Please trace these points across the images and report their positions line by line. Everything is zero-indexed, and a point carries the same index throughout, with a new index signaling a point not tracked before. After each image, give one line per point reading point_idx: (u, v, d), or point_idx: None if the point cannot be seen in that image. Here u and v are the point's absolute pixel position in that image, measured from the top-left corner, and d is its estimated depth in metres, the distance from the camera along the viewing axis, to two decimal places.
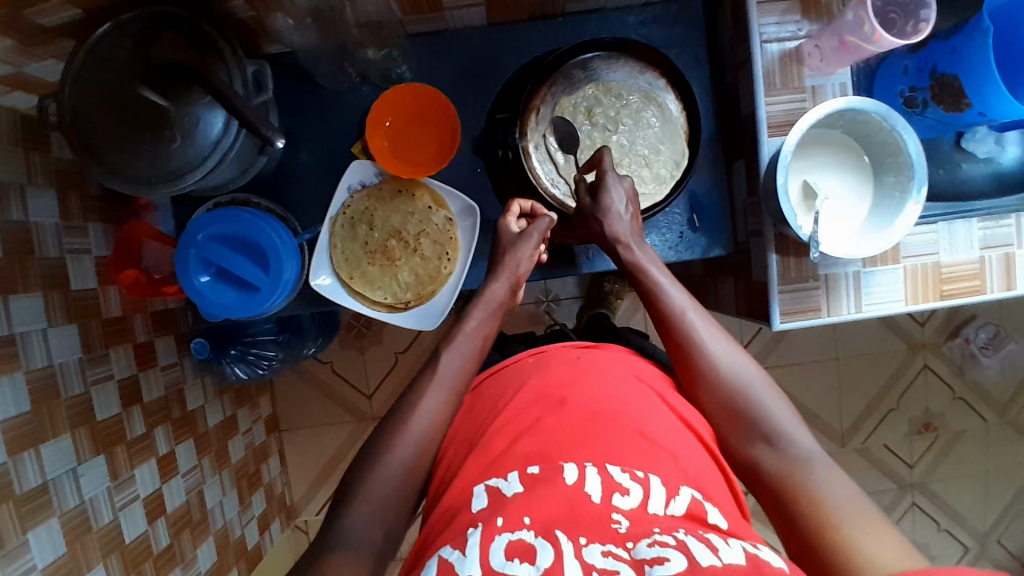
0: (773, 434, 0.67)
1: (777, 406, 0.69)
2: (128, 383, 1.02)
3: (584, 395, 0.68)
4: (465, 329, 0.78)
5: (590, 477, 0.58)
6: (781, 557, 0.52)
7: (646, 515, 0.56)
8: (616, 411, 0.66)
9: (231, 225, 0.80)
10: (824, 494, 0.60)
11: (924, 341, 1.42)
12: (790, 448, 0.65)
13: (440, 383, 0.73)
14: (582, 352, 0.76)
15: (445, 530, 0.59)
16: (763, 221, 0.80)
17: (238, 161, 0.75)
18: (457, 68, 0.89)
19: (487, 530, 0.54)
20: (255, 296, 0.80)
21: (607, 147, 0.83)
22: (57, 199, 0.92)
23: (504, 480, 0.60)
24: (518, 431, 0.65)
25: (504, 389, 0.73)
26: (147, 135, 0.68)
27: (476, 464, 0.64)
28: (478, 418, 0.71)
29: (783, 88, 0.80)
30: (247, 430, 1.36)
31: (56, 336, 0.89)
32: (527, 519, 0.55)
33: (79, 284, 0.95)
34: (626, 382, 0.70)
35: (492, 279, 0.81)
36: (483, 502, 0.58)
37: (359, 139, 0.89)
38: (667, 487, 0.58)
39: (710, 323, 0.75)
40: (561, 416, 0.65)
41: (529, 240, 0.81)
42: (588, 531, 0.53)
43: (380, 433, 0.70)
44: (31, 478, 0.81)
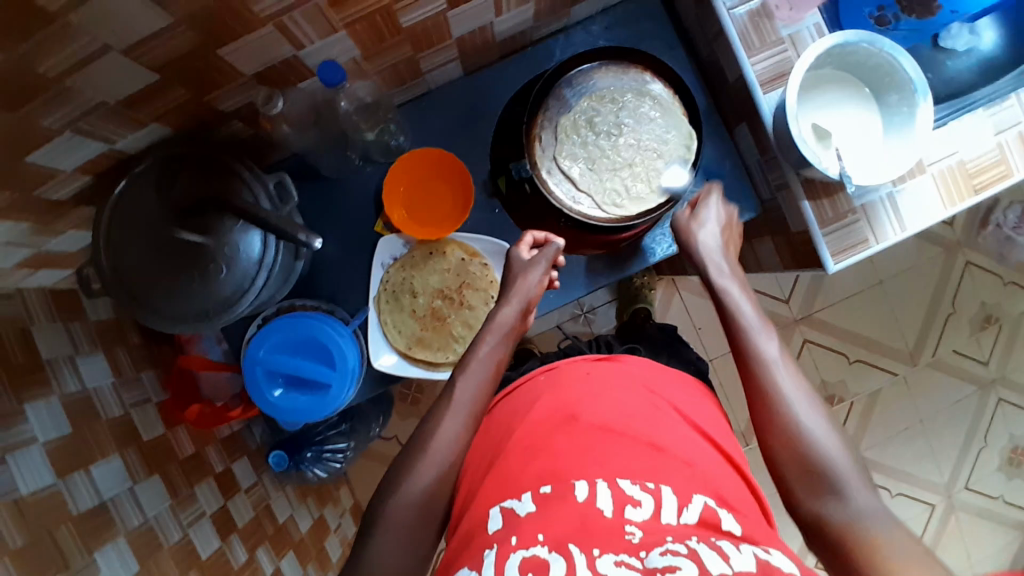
0: (842, 485, 0.60)
1: (847, 462, 0.62)
2: (219, 514, 1.02)
3: (596, 411, 0.70)
4: (478, 354, 0.77)
5: (601, 492, 0.60)
6: (792, 562, 0.53)
7: (660, 525, 0.57)
8: (629, 425, 0.68)
9: (286, 334, 0.82)
10: (892, 556, 0.54)
11: (957, 240, 1.41)
12: (856, 499, 0.59)
13: (458, 406, 0.72)
14: (591, 365, 0.78)
15: (464, 552, 0.61)
16: (786, 174, 0.82)
17: (281, 276, 0.77)
18: (449, 121, 0.91)
19: (502, 549, 0.56)
20: (328, 394, 0.81)
21: (616, 150, 0.84)
22: (105, 358, 0.93)
23: (517, 499, 0.62)
24: (530, 453, 0.67)
25: (517, 407, 0.76)
26: (195, 274, 0.70)
27: (494, 485, 0.65)
28: (492, 442, 0.74)
29: (762, 45, 0.81)
30: (338, 526, 1.35)
31: (143, 491, 0.89)
32: (540, 536, 0.56)
33: (150, 432, 0.96)
34: (634, 395, 0.73)
35: (501, 303, 0.81)
36: (498, 523, 0.60)
37: (378, 216, 0.90)
38: (679, 497, 0.60)
39: (789, 364, 0.69)
40: (572, 434, 0.67)
41: (540, 265, 0.82)
42: (602, 543, 0.54)
43: (407, 449, 0.70)
44: None
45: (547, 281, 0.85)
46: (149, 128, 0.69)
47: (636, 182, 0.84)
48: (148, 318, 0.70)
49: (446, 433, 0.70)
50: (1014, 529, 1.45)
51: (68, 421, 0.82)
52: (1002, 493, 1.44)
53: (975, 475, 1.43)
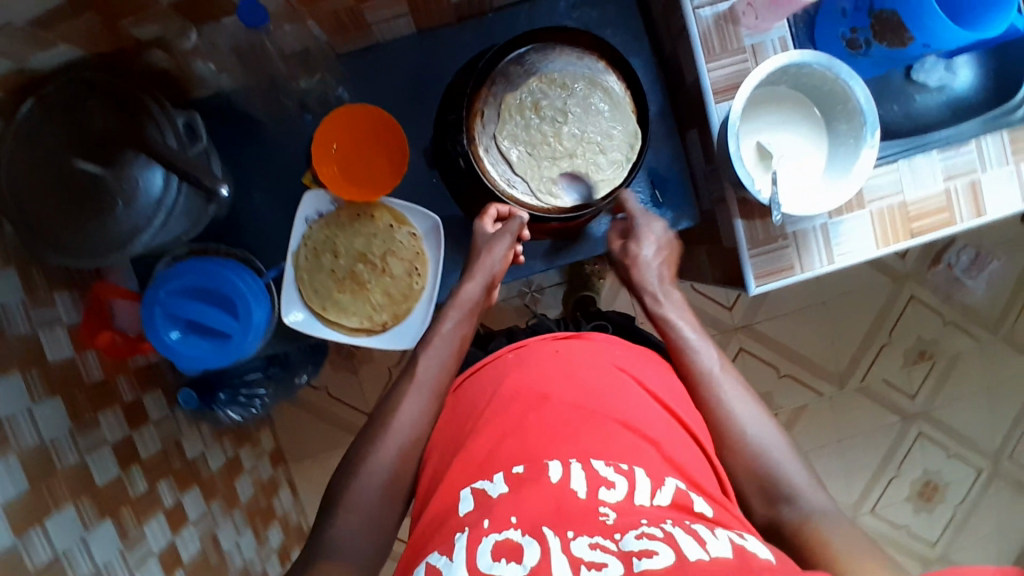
0: (791, 491, 0.65)
1: (799, 471, 0.67)
2: (122, 443, 1.01)
3: (565, 390, 0.67)
4: (441, 330, 0.78)
5: (574, 474, 0.59)
6: (766, 548, 0.53)
7: (633, 506, 0.57)
8: (597, 402, 0.66)
9: (193, 278, 0.79)
10: (850, 550, 0.58)
11: (908, 272, 1.42)
12: (806, 502, 0.65)
13: (420, 386, 0.73)
14: (559, 342, 0.75)
15: (435, 536, 0.59)
16: (725, 188, 0.80)
17: (185, 216, 0.74)
18: (395, 81, 0.87)
19: (474, 532, 0.55)
20: (228, 344, 0.80)
21: (559, 137, 0.80)
22: (18, 274, 0.88)
23: (489, 480, 0.61)
24: (502, 431, 0.65)
25: (482, 385, 0.72)
26: (89, 204, 0.67)
27: (462, 469, 0.64)
28: (459, 417, 0.71)
29: (723, 52, 0.78)
30: (252, 467, 1.36)
31: (41, 413, 0.87)
32: (514, 518, 0.55)
33: (56, 354, 0.93)
34: (601, 371, 0.70)
35: (465, 278, 0.81)
36: (470, 506, 0.59)
37: (308, 168, 0.86)
38: (652, 479, 0.60)
39: (733, 377, 0.75)
40: (545, 413, 0.65)
41: (505, 239, 0.80)
42: (576, 526, 0.54)
43: (369, 427, 0.72)
44: (40, 551, 0.81)
45: (512, 255, 0.82)
46: (59, 50, 0.64)
47: (575, 173, 0.81)
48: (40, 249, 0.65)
49: (410, 410, 0.71)
50: (910, 557, 1.50)
51: None
52: (906, 523, 1.49)
53: (883, 501, 1.48)
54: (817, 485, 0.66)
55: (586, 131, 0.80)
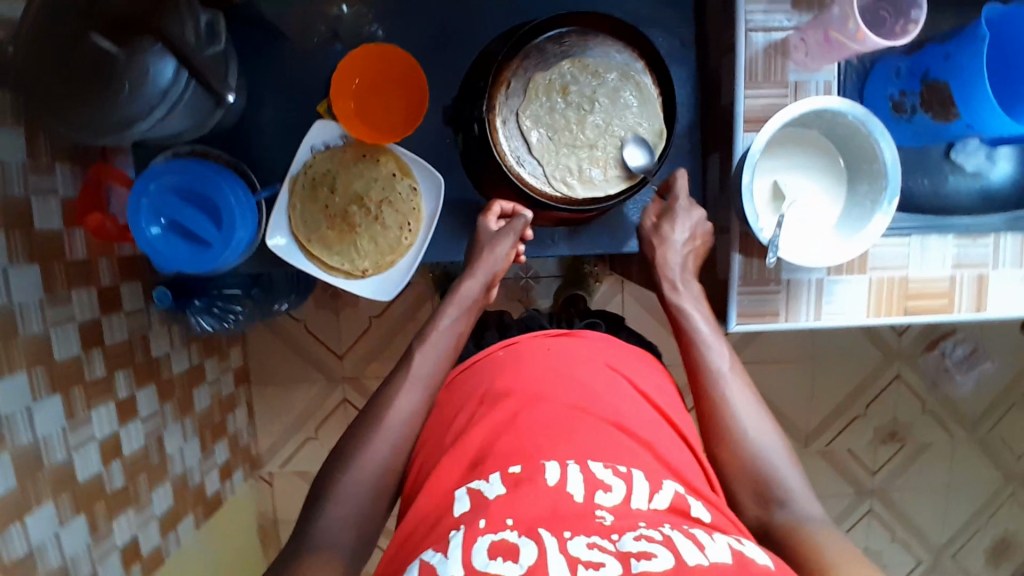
0: (783, 495, 0.63)
1: (796, 477, 0.65)
2: (90, 326, 1.04)
3: (558, 391, 0.67)
4: (438, 326, 0.79)
5: (571, 475, 0.58)
6: (766, 554, 0.52)
7: (630, 510, 0.56)
8: (593, 403, 0.66)
9: (186, 178, 0.79)
10: (839, 552, 0.56)
11: (900, 351, 1.40)
12: (797, 507, 0.62)
13: (416, 379, 0.73)
14: (553, 341, 0.76)
15: (428, 535, 0.58)
16: (730, 219, 0.78)
17: (189, 111, 0.73)
18: (431, 31, 0.84)
19: (469, 531, 0.54)
20: (207, 253, 0.80)
21: (581, 125, 0.78)
22: (23, 137, 0.91)
23: (485, 481, 0.60)
24: (497, 427, 0.65)
25: (476, 380, 0.73)
26: (97, 81, 0.66)
27: (455, 466, 0.63)
28: (454, 411, 0.71)
29: (765, 81, 0.77)
30: (215, 380, 1.37)
31: (17, 278, 0.90)
32: (509, 520, 0.54)
33: (44, 223, 0.95)
34: (596, 370, 0.71)
35: (467, 274, 0.82)
36: (465, 507, 0.58)
37: (324, 97, 0.85)
38: (650, 482, 0.60)
39: (737, 376, 0.73)
40: (540, 409, 0.65)
41: (507, 237, 0.82)
42: (572, 527, 0.53)
43: (359, 422, 0.71)
44: None
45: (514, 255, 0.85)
46: None
47: (591, 165, 0.78)
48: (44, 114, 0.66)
49: (403, 406, 0.71)
50: None
51: None
52: None
53: None
54: (809, 493, 0.64)
55: (609, 124, 0.78)
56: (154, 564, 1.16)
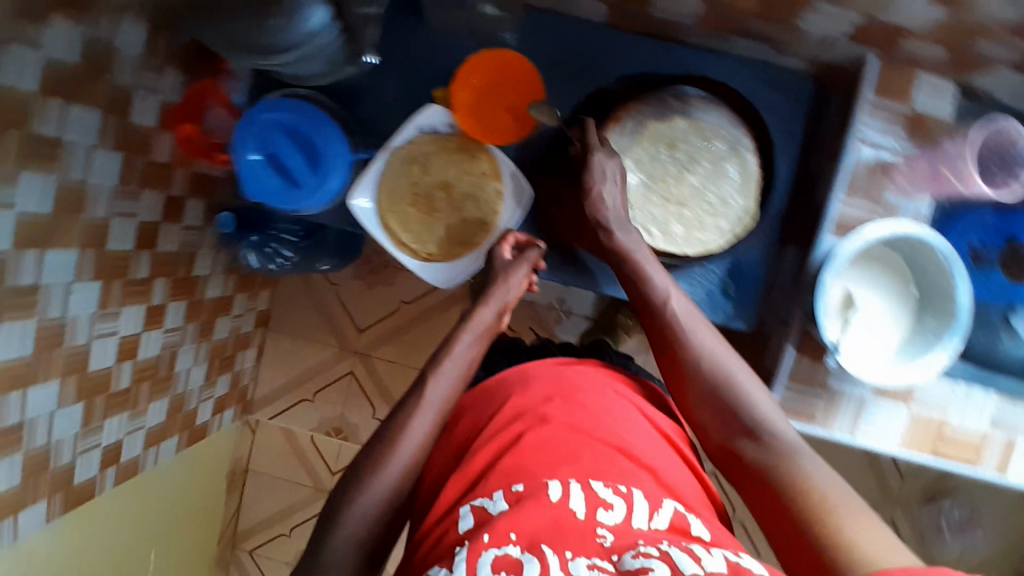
0: (756, 427, 0.66)
1: (768, 403, 0.68)
2: (148, 227, 1.06)
3: (565, 412, 0.71)
4: (453, 352, 0.77)
5: (574, 493, 0.61)
6: (761, 564, 0.56)
7: (630, 529, 0.60)
8: (595, 427, 0.69)
9: (295, 117, 0.82)
10: (814, 486, 0.59)
11: (898, 494, 1.39)
12: (771, 436, 0.65)
13: (429, 405, 0.72)
14: (561, 365, 0.79)
15: (437, 548, 0.61)
16: (794, 312, 0.80)
17: (325, 55, 0.74)
18: (561, 51, 0.86)
19: (474, 546, 0.56)
20: (293, 192, 0.83)
21: (679, 182, 0.79)
22: (147, 34, 0.96)
23: (488, 498, 0.62)
24: (501, 445, 0.67)
25: (482, 403, 0.76)
26: (256, 3, 0.65)
27: (459, 483, 0.66)
28: (464, 431, 0.74)
29: (864, 194, 0.78)
30: (238, 315, 1.38)
31: (99, 158, 0.93)
32: (513, 534, 0.56)
33: (139, 118, 0.98)
34: (599, 400, 0.73)
35: (481, 302, 0.82)
36: (470, 523, 0.60)
37: (444, 85, 0.88)
38: (649, 501, 0.63)
39: (700, 321, 0.73)
40: (544, 431, 0.68)
41: (521, 267, 0.84)
42: (573, 545, 0.57)
43: (371, 448, 0.69)
44: (25, 275, 0.84)
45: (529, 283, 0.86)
46: None
47: (676, 221, 0.80)
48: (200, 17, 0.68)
49: (415, 433, 0.70)
50: None
51: (79, 53, 0.85)
52: None
53: None
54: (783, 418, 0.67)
55: (704, 188, 0.79)
56: (127, 473, 1.16)
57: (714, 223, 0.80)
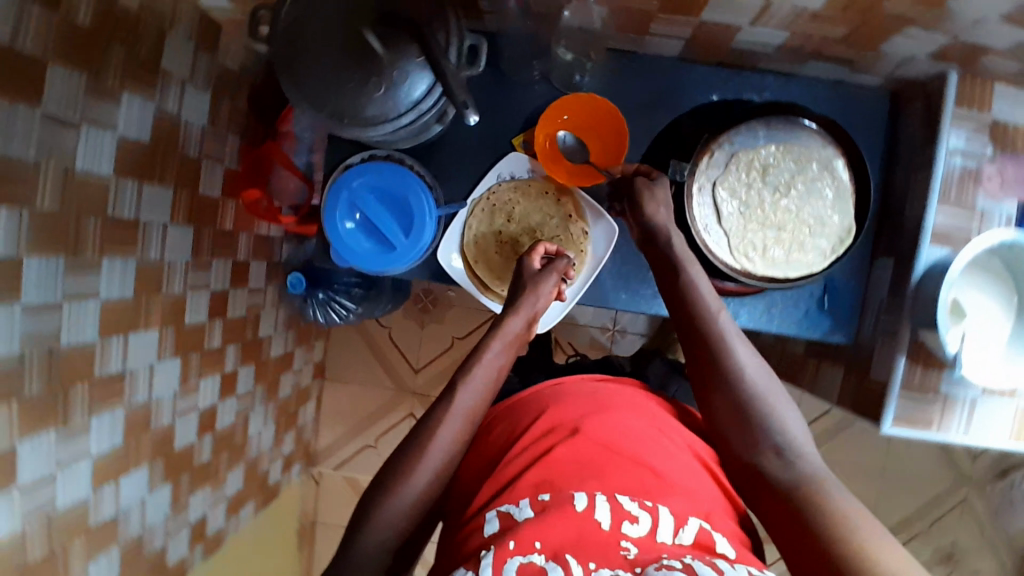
0: (784, 446, 0.67)
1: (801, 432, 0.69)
2: (218, 296, 1.05)
3: (599, 427, 0.69)
4: (483, 359, 0.76)
5: (599, 505, 0.60)
6: None
7: (655, 544, 0.58)
8: (630, 447, 0.67)
9: (384, 181, 0.83)
10: (836, 507, 0.60)
11: (969, 475, 1.41)
12: (796, 460, 0.66)
13: (455, 413, 0.71)
14: (598, 385, 0.79)
15: (463, 549, 0.61)
16: (899, 322, 0.80)
17: (419, 125, 0.76)
18: (638, 88, 0.88)
19: (499, 551, 0.56)
20: (388, 255, 0.83)
21: (774, 206, 0.81)
22: (209, 100, 0.95)
23: (515, 505, 0.62)
24: (534, 456, 0.67)
25: (517, 416, 0.76)
26: (356, 76, 0.69)
27: (489, 491, 0.66)
28: (496, 445, 0.74)
29: (955, 202, 0.80)
30: (298, 369, 1.37)
31: (172, 233, 0.91)
32: (537, 543, 0.57)
33: (206, 188, 0.97)
34: (636, 420, 0.72)
35: (509, 311, 0.79)
36: (495, 528, 0.60)
37: (522, 131, 0.89)
38: (675, 517, 0.61)
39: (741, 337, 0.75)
40: (574, 446, 0.67)
41: (551, 277, 0.81)
42: (597, 557, 0.56)
43: (403, 450, 0.69)
44: (111, 363, 0.83)
45: (555, 293, 0.83)
46: None
47: (776, 245, 0.81)
48: (305, 64, 0.70)
49: (442, 440, 0.68)
50: None
51: (150, 134, 0.83)
52: None
53: None
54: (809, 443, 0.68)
55: (801, 210, 0.80)
56: (212, 546, 1.14)
57: (815, 243, 0.80)
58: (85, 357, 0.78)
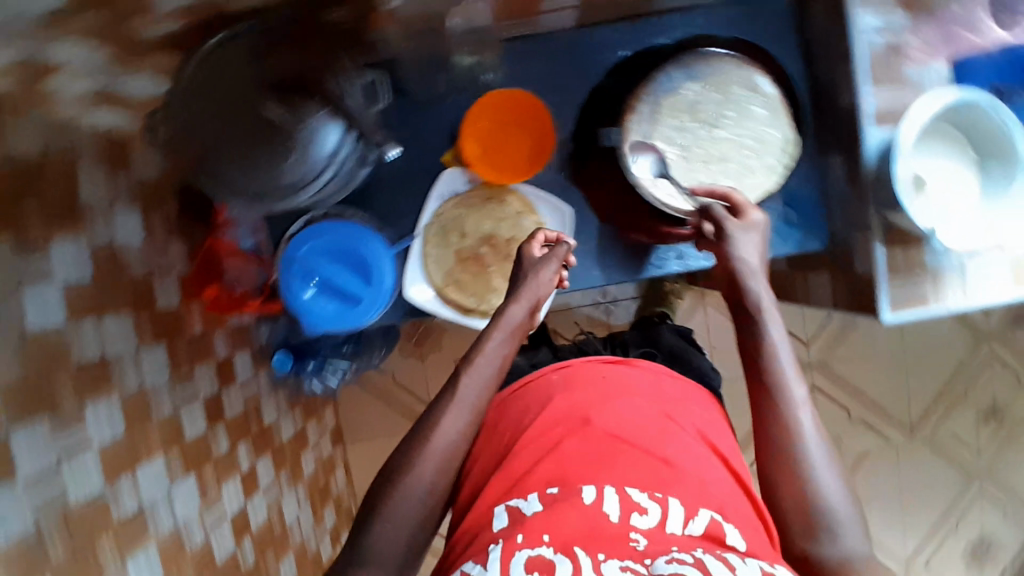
0: (835, 529, 0.64)
1: (851, 512, 0.65)
2: (211, 401, 1.03)
3: (608, 421, 0.74)
4: (484, 349, 0.76)
5: (607, 497, 0.65)
6: None
7: (664, 535, 0.62)
8: (637, 436, 0.72)
9: (328, 239, 0.81)
10: None
11: (989, 329, 1.41)
12: (840, 542, 0.64)
13: (460, 403, 0.72)
14: (607, 368, 0.82)
15: (473, 544, 0.67)
16: (867, 212, 0.80)
17: (344, 174, 0.75)
18: (548, 70, 0.87)
19: (508, 545, 0.61)
20: (357, 309, 0.81)
21: (711, 141, 0.80)
22: (140, 216, 0.92)
23: (524, 499, 0.68)
24: (542, 452, 0.72)
25: (527, 406, 0.80)
26: (264, 148, 0.68)
27: (500, 486, 0.72)
28: (504, 435, 0.79)
29: (886, 80, 0.78)
30: (316, 443, 1.36)
31: (146, 357, 0.90)
32: (546, 537, 0.61)
33: (165, 300, 0.95)
34: (646, 406, 0.77)
35: (510, 301, 0.79)
36: (505, 521, 0.66)
37: (450, 147, 0.88)
38: (685, 508, 0.64)
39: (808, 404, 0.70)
40: (583, 441, 0.72)
41: (551, 265, 0.80)
42: (606, 549, 0.59)
43: (407, 443, 0.71)
44: (128, 503, 0.82)
45: (557, 279, 0.83)
46: None
47: (724, 177, 0.80)
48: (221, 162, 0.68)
49: (449, 429, 0.71)
50: None
51: (90, 270, 0.81)
52: None
53: (936, 556, 1.45)
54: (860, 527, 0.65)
55: (738, 136, 0.80)
56: None
57: (761, 163, 0.80)
58: (100, 506, 0.77)
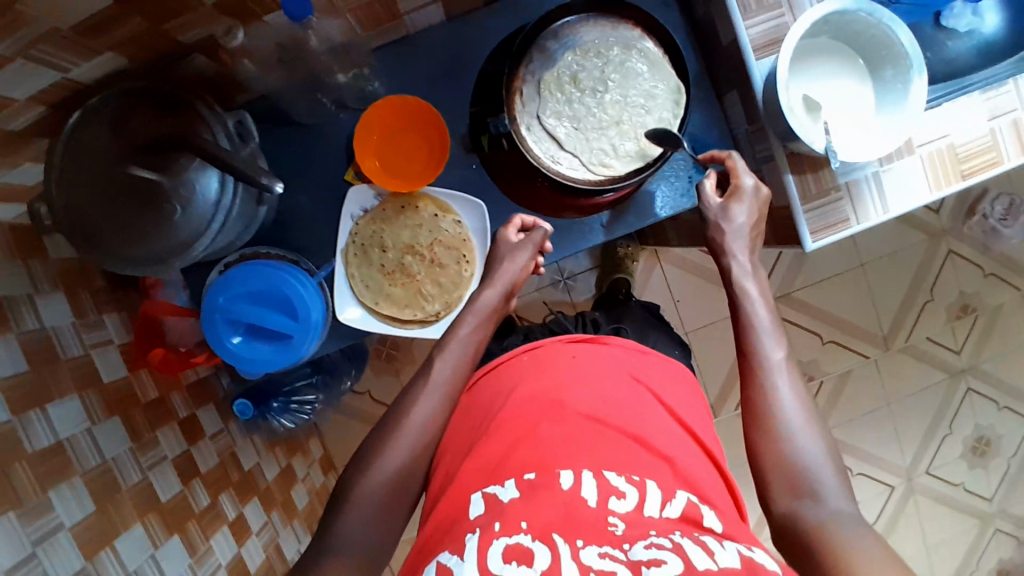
0: (816, 487, 0.62)
1: (831, 470, 0.63)
2: (182, 460, 1.01)
3: (582, 403, 0.71)
4: (458, 335, 0.78)
5: (586, 482, 0.62)
6: (774, 558, 0.53)
7: (641, 518, 0.59)
8: (614, 414, 0.70)
9: (246, 282, 0.80)
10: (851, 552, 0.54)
11: (942, 226, 1.41)
12: (822, 498, 0.61)
13: (434, 386, 0.73)
14: (575, 347, 0.79)
15: (445, 537, 0.62)
16: (771, 145, 0.79)
17: (239, 216, 0.76)
18: (431, 68, 0.86)
19: (484, 535, 0.57)
20: (289, 345, 0.81)
21: (602, 108, 0.79)
22: (67, 300, 0.88)
23: (500, 486, 0.63)
24: (513, 439, 0.68)
25: (497, 390, 0.77)
26: (147, 212, 0.68)
27: (474, 476, 0.67)
28: (475, 421, 0.75)
29: (758, 9, 0.77)
30: (306, 476, 1.36)
31: (102, 433, 0.87)
32: (524, 524, 0.57)
33: (111, 375, 0.93)
34: (621, 382, 0.75)
35: (483, 285, 0.81)
36: (481, 509, 0.62)
37: (349, 165, 0.87)
38: (662, 491, 0.63)
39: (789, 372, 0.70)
40: (559, 423, 0.69)
41: (526, 249, 0.83)
42: (584, 535, 0.56)
43: (380, 429, 0.71)
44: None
45: (533, 266, 0.85)
46: (104, 58, 0.66)
47: (622, 140, 0.80)
48: (117, 243, 0.67)
49: (422, 412, 0.71)
50: (972, 516, 1.49)
51: (24, 360, 0.78)
52: (963, 481, 1.47)
53: (937, 461, 1.46)
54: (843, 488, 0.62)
55: (627, 97, 0.79)
56: None
57: (656, 118, 0.79)
58: None
